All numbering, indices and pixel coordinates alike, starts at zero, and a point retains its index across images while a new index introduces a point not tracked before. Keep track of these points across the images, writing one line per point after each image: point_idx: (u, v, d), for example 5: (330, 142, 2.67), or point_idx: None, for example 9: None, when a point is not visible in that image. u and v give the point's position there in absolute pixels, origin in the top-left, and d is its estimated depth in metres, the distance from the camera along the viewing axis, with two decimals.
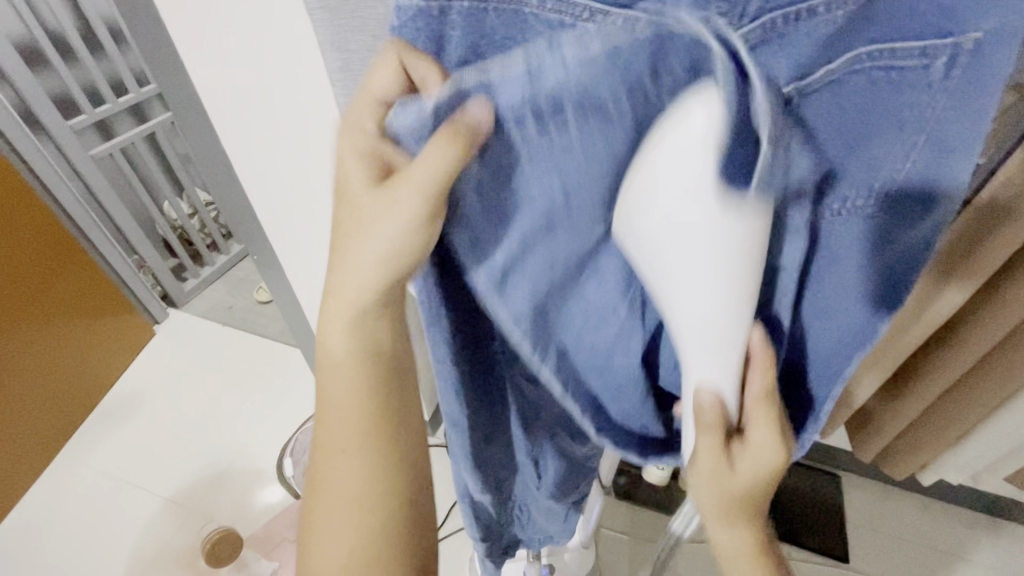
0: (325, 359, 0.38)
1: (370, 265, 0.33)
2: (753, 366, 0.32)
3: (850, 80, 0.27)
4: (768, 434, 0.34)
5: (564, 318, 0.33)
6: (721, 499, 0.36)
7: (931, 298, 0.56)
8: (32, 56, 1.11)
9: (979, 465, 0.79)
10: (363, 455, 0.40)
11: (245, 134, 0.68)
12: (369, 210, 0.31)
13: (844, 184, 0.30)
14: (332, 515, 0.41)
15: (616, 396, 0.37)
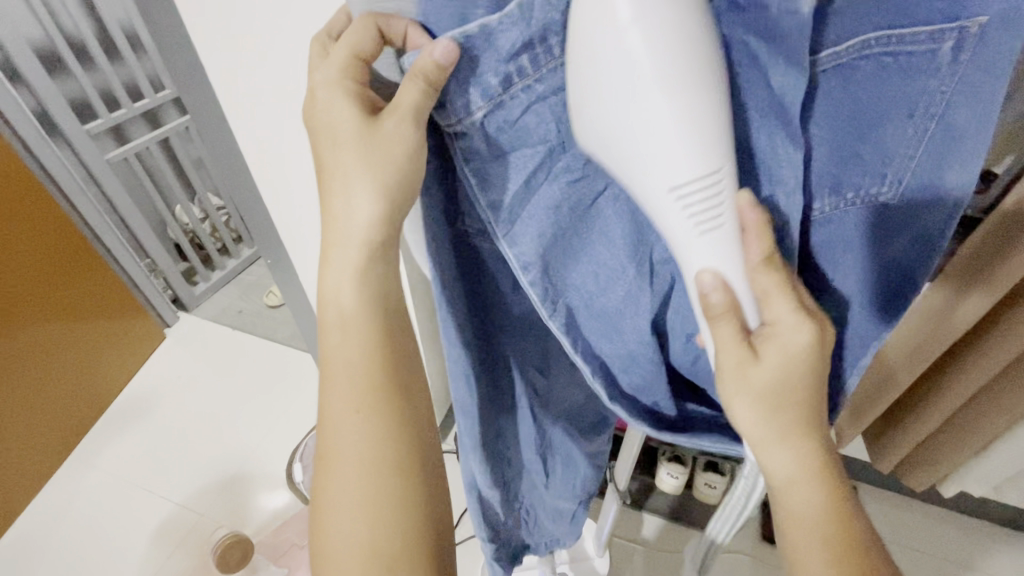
0: (332, 329, 0.35)
1: (369, 203, 0.31)
2: (750, 234, 0.28)
3: (860, 65, 0.27)
4: (791, 307, 0.29)
5: (571, 272, 0.32)
6: (762, 408, 0.32)
7: (953, 305, 0.55)
8: (52, 62, 1.12)
9: (1001, 477, 0.77)
10: (375, 419, 0.35)
11: (263, 139, 0.68)
12: (356, 149, 0.30)
13: (853, 168, 0.29)
14: (343, 488, 0.36)
15: (627, 367, 0.35)
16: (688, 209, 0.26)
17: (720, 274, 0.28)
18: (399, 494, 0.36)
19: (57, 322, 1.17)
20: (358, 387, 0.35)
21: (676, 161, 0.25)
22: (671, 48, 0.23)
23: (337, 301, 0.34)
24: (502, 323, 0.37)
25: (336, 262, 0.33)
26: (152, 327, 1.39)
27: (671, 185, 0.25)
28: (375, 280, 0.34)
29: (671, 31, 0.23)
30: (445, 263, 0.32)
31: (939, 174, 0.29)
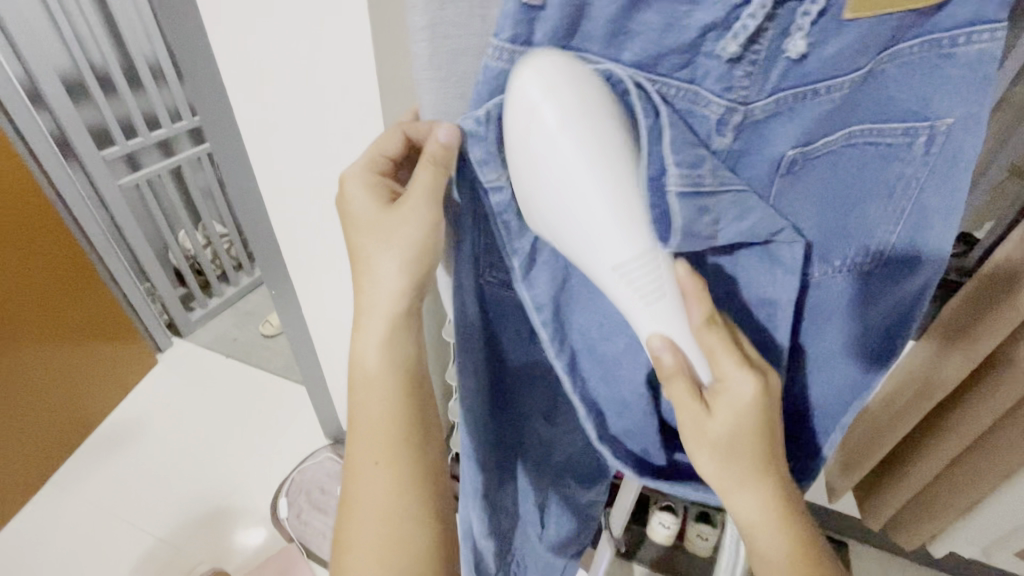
0: (358, 376, 0.36)
1: (394, 277, 0.33)
2: (688, 298, 0.29)
3: (845, 152, 0.29)
4: (736, 364, 0.30)
5: (577, 316, 0.34)
6: (717, 457, 0.32)
7: (938, 368, 0.57)
8: (75, 89, 1.16)
9: (992, 538, 0.78)
10: (399, 472, 0.37)
11: (282, 175, 0.71)
12: (373, 228, 0.33)
13: (834, 242, 0.31)
14: (362, 539, 0.37)
15: (621, 412, 0.36)
16: (634, 284, 0.27)
17: (668, 339, 0.29)
18: (415, 550, 0.38)
19: (51, 343, 1.16)
20: (383, 442, 0.36)
21: (616, 244, 0.26)
22: (595, 144, 0.24)
23: (362, 363, 0.36)
24: (504, 367, 0.38)
25: (364, 326, 0.35)
26: (145, 353, 1.38)
27: (615, 266, 0.26)
28: (401, 340, 0.36)
29: (588, 134, 0.24)
30: (467, 303, 0.33)
31: (919, 247, 0.29)
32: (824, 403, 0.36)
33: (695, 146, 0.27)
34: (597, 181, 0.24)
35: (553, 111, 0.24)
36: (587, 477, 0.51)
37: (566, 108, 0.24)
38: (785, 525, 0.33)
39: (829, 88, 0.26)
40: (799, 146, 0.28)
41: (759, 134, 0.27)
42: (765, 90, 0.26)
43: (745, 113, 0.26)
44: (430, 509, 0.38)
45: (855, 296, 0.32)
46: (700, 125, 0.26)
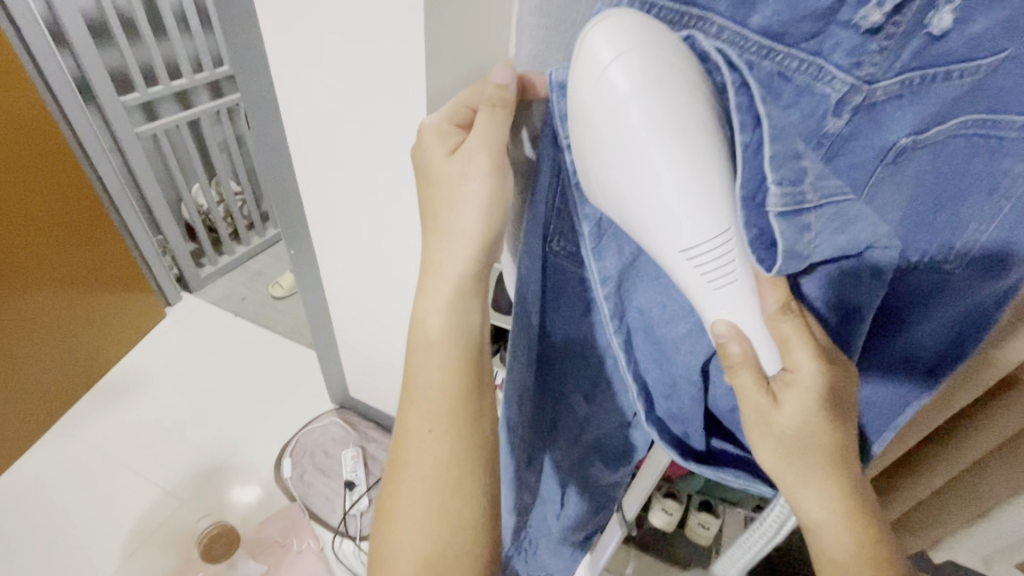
0: (420, 337, 0.36)
1: (466, 237, 0.33)
2: (762, 285, 0.27)
3: (951, 143, 0.27)
4: (810, 355, 0.28)
5: (641, 296, 0.33)
6: (782, 448, 0.32)
7: None
8: (97, 31, 1.13)
9: (994, 549, 0.78)
10: (449, 437, 0.36)
11: (313, 133, 0.69)
12: (442, 179, 0.32)
13: (919, 236, 0.30)
14: (410, 501, 0.37)
15: (668, 394, 0.35)
16: (701, 269, 0.25)
17: (734, 327, 0.27)
18: (462, 514, 0.37)
19: (63, 288, 1.15)
20: (437, 409, 0.36)
21: (686, 223, 0.24)
22: (670, 116, 0.23)
23: (424, 326, 0.36)
24: (550, 339, 0.37)
25: (428, 288, 0.35)
26: (154, 305, 1.37)
27: (681, 248, 0.25)
28: (465, 306, 0.35)
29: (663, 107, 0.23)
30: (530, 272, 0.33)
31: (1011, 246, 0.28)
32: (875, 401, 0.36)
33: (810, 126, 0.26)
34: (669, 158, 0.23)
35: (630, 77, 0.23)
36: (615, 459, 0.48)
37: (642, 77, 0.23)
38: (833, 513, 0.32)
39: (961, 72, 0.24)
40: (912, 133, 0.26)
41: (873, 118, 0.26)
42: (893, 69, 0.24)
43: (868, 93, 0.25)
44: (482, 477, 0.37)
45: (927, 295, 0.32)
46: (820, 104, 0.25)
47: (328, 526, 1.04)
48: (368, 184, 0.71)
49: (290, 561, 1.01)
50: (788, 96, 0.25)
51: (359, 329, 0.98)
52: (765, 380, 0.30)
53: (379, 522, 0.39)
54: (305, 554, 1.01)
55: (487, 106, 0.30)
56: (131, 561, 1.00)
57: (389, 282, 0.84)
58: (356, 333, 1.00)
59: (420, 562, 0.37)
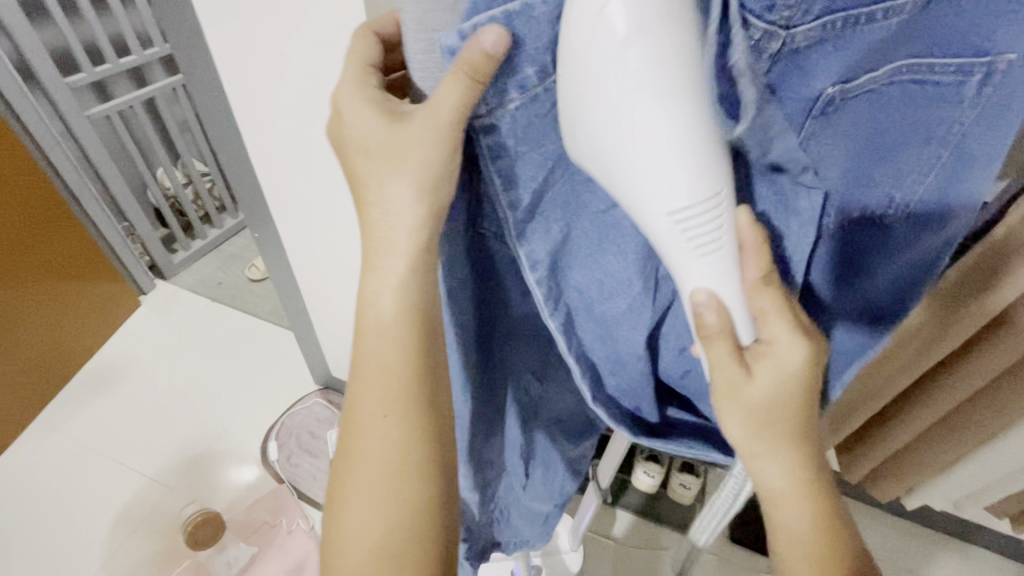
0: (373, 320, 0.33)
1: (409, 209, 0.29)
2: (747, 254, 0.26)
3: (886, 92, 0.26)
4: (785, 326, 0.29)
5: (577, 274, 0.31)
6: (752, 426, 0.31)
7: (934, 343, 0.55)
8: (34, 8, 1.07)
9: (964, 493, 0.80)
10: (403, 425, 0.35)
11: (260, 109, 0.66)
12: (375, 148, 0.30)
13: (862, 193, 0.29)
14: (363, 489, 0.36)
15: (616, 369, 0.34)
16: (686, 231, 0.24)
17: (713, 295, 0.26)
18: (415, 498, 0.36)
19: (28, 281, 1.12)
20: (388, 393, 0.34)
21: (679, 186, 0.22)
22: (679, 61, 0.20)
23: (376, 309, 0.33)
24: (503, 316, 0.37)
25: (378, 269, 0.32)
26: (127, 295, 1.34)
27: (671, 212, 0.23)
28: (420, 284, 0.32)
29: (666, 47, 0.20)
30: (456, 258, 0.32)
31: (948, 194, 0.28)
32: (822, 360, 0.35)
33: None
34: (664, 109, 0.21)
35: (631, 13, 0.19)
36: (578, 433, 0.51)
37: (644, 18, 0.19)
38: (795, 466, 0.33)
39: (886, 12, 0.22)
40: (839, 82, 0.25)
41: (797, 66, 0.24)
42: (812, 12, 0.22)
43: (787, 39, 0.23)
44: (433, 461, 0.36)
45: (870, 251, 0.30)
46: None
47: (316, 505, 1.05)
48: (323, 160, 0.69)
49: (280, 540, 1.01)
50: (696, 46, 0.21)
51: (333, 310, 0.96)
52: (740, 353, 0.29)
53: (330, 507, 0.38)
54: (295, 533, 1.02)
55: (360, 76, 0.30)
56: (122, 549, 1.00)
57: (358, 261, 0.82)
58: (332, 314, 0.98)
59: (371, 544, 0.36)
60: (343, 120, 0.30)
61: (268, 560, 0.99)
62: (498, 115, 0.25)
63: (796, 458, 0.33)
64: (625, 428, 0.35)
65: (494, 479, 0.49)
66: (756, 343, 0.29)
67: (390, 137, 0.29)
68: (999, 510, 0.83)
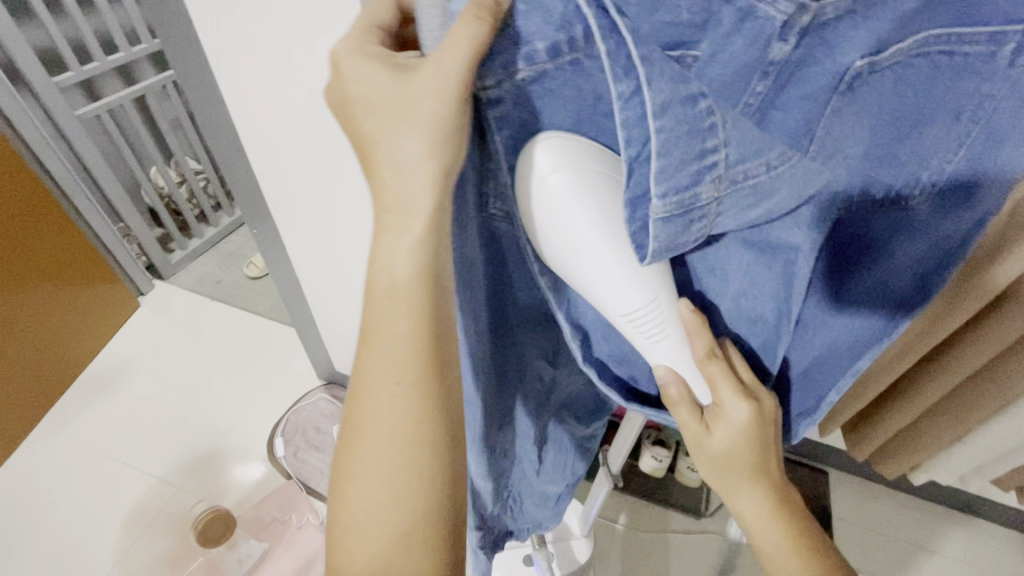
0: (382, 279, 0.30)
1: (423, 167, 0.27)
2: (691, 334, 0.31)
3: (913, 64, 0.25)
4: (734, 394, 0.32)
5: None
6: (714, 468, 0.37)
7: (941, 321, 0.55)
8: (18, 8, 1.05)
9: (971, 468, 0.81)
10: (418, 395, 0.32)
11: (255, 103, 0.65)
12: (380, 108, 0.27)
13: (888, 172, 0.28)
14: (376, 469, 0.33)
15: (608, 337, 0.34)
16: (640, 327, 0.29)
17: (671, 371, 0.32)
18: (427, 471, 0.33)
19: (27, 286, 1.11)
20: (400, 360, 0.32)
21: (625, 295, 0.28)
22: (607, 207, 0.25)
23: (389, 271, 0.30)
24: (514, 302, 0.36)
25: (388, 230, 0.29)
26: (125, 296, 1.33)
27: (624, 313, 0.28)
28: (436, 245, 0.29)
29: (593, 201, 0.25)
30: (467, 236, 0.31)
31: (977, 173, 0.27)
32: (833, 347, 0.34)
33: (756, 53, 0.24)
34: (603, 242, 0.26)
35: (564, 183, 0.25)
36: (586, 413, 0.51)
37: (573, 183, 0.25)
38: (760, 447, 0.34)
39: None
40: (867, 56, 0.24)
41: (823, 40, 0.24)
42: None
43: (817, 11, 0.23)
44: (446, 438, 0.33)
45: (888, 233, 0.30)
46: (764, 28, 0.23)
47: (324, 499, 1.05)
48: (320, 151, 0.68)
49: (291, 535, 1.02)
50: (727, 24, 0.23)
51: (335, 304, 0.96)
52: (698, 414, 0.33)
53: (335, 489, 0.35)
54: (305, 528, 1.02)
55: (360, 30, 0.29)
56: (133, 550, 1.01)
57: (358, 253, 0.82)
58: (334, 307, 0.98)
59: (383, 524, 0.34)
60: (343, 76, 0.28)
61: (278, 555, 0.99)
62: (501, 87, 0.25)
63: (760, 444, 0.34)
64: (620, 394, 0.36)
65: (507, 468, 0.49)
66: (711, 407, 0.33)
67: (400, 94, 0.27)
68: (1004, 483, 0.84)
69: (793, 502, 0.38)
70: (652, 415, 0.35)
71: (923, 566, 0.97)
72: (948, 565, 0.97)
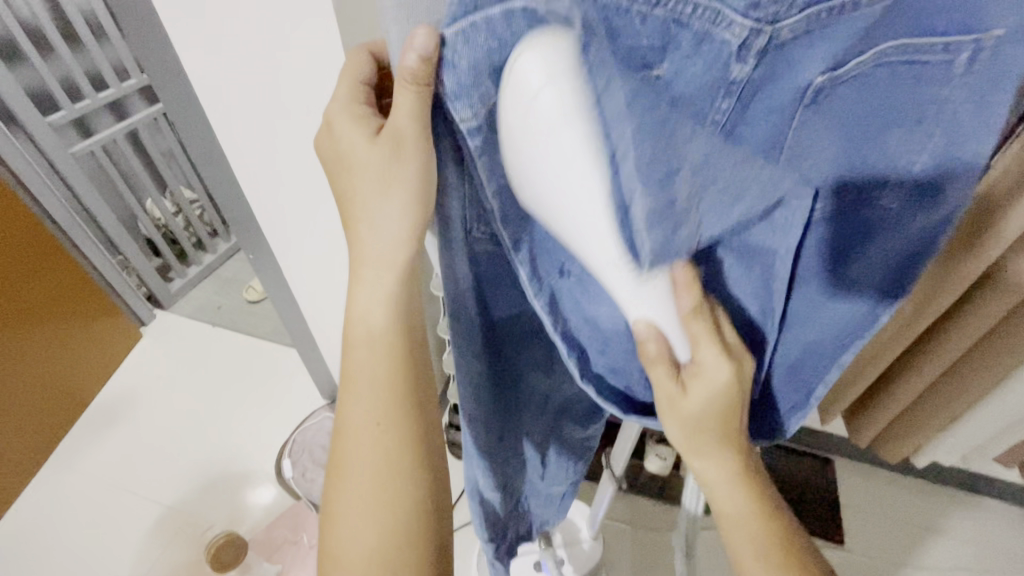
0: (358, 330, 0.35)
1: (396, 225, 0.31)
2: (678, 287, 0.30)
3: (872, 74, 0.26)
4: (714, 352, 0.32)
5: (550, 257, 0.31)
6: (684, 431, 0.37)
7: (936, 295, 0.58)
8: (9, 53, 1.07)
9: (972, 446, 0.81)
10: (398, 434, 0.36)
11: (245, 133, 0.67)
12: (363, 166, 0.30)
13: (856, 175, 0.29)
14: (359, 501, 0.37)
15: (604, 348, 0.35)
16: (624, 264, 0.28)
17: (652, 324, 0.31)
18: (407, 501, 0.37)
19: (30, 324, 1.13)
20: (382, 401, 0.36)
21: (607, 242, 0.27)
22: (592, 144, 0.24)
23: (364, 322, 0.35)
24: (495, 319, 0.37)
25: (365, 280, 0.34)
26: (128, 327, 1.35)
27: (607, 261, 0.28)
28: (407, 298, 0.35)
29: (581, 122, 0.23)
30: (456, 259, 0.32)
31: (941, 177, 0.28)
32: (815, 344, 0.36)
33: (713, 72, 0.25)
34: (590, 176, 0.25)
35: (558, 101, 0.23)
36: (585, 417, 0.51)
37: (566, 100, 0.23)
38: (725, 439, 0.37)
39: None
40: (828, 70, 0.26)
41: (784, 57, 0.26)
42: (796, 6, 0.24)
43: (773, 33, 0.25)
44: (424, 467, 0.38)
45: (866, 232, 0.31)
46: (722, 51, 0.25)
47: None
48: (311, 175, 0.69)
49: (303, 556, 1.02)
50: (686, 47, 0.25)
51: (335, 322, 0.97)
52: (677, 369, 0.33)
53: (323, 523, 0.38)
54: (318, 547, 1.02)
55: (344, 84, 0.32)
56: None
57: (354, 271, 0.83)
58: (334, 326, 0.99)
59: (367, 553, 0.36)
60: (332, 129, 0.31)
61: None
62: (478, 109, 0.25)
63: (726, 433, 0.37)
64: (615, 407, 0.38)
65: (514, 476, 0.50)
66: (690, 362, 0.33)
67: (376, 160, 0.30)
68: (1006, 460, 0.85)
69: (770, 497, 0.41)
70: (638, 422, 0.39)
71: (934, 547, 0.97)
72: (958, 545, 0.97)
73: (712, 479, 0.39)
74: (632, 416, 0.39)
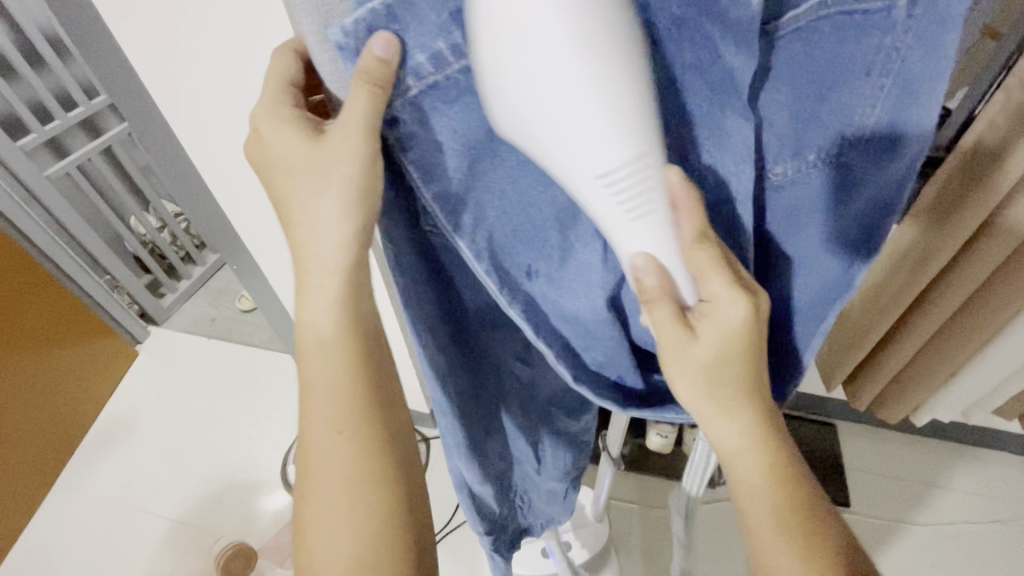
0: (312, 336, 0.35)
1: (337, 224, 0.31)
2: (681, 210, 0.27)
3: (816, 27, 0.26)
4: (724, 282, 0.30)
5: (513, 255, 0.30)
6: (699, 389, 0.34)
7: (933, 250, 0.57)
8: None
9: (970, 401, 0.81)
10: (354, 441, 0.36)
11: (212, 142, 0.65)
12: (296, 167, 0.31)
13: (813, 131, 0.29)
14: (329, 511, 0.36)
15: (589, 343, 0.33)
16: (616, 195, 0.25)
17: (651, 258, 0.28)
18: (374, 504, 0.37)
19: (23, 353, 1.12)
20: (341, 409, 0.36)
21: (604, 146, 0.23)
22: (587, 28, 0.21)
23: (315, 327, 0.35)
24: (463, 313, 0.37)
25: (311, 287, 0.34)
26: (123, 348, 1.34)
27: (597, 172, 0.24)
28: (355, 299, 0.35)
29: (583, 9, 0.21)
30: (404, 255, 0.31)
31: (896, 124, 0.29)
32: (805, 302, 0.35)
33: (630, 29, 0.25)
34: (587, 81, 0.22)
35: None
36: (576, 409, 0.50)
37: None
38: (744, 416, 0.36)
39: None
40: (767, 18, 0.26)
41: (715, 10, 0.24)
42: None
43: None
44: (389, 471, 0.37)
45: (840, 189, 0.31)
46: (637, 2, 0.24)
47: None
48: None
49: None
50: None
51: None
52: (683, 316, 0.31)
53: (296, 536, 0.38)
54: None
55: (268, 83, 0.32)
56: None
57: None
58: None
59: (342, 562, 0.36)
60: (262, 135, 0.32)
61: None
62: (398, 110, 0.26)
63: (745, 407, 0.35)
64: (610, 401, 0.36)
65: (504, 471, 0.50)
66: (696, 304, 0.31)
67: (310, 158, 0.31)
68: (1005, 412, 0.85)
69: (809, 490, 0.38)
70: (635, 415, 0.37)
71: (939, 503, 0.98)
72: (964, 499, 0.98)
73: (734, 459, 0.37)
74: (632, 410, 0.37)
